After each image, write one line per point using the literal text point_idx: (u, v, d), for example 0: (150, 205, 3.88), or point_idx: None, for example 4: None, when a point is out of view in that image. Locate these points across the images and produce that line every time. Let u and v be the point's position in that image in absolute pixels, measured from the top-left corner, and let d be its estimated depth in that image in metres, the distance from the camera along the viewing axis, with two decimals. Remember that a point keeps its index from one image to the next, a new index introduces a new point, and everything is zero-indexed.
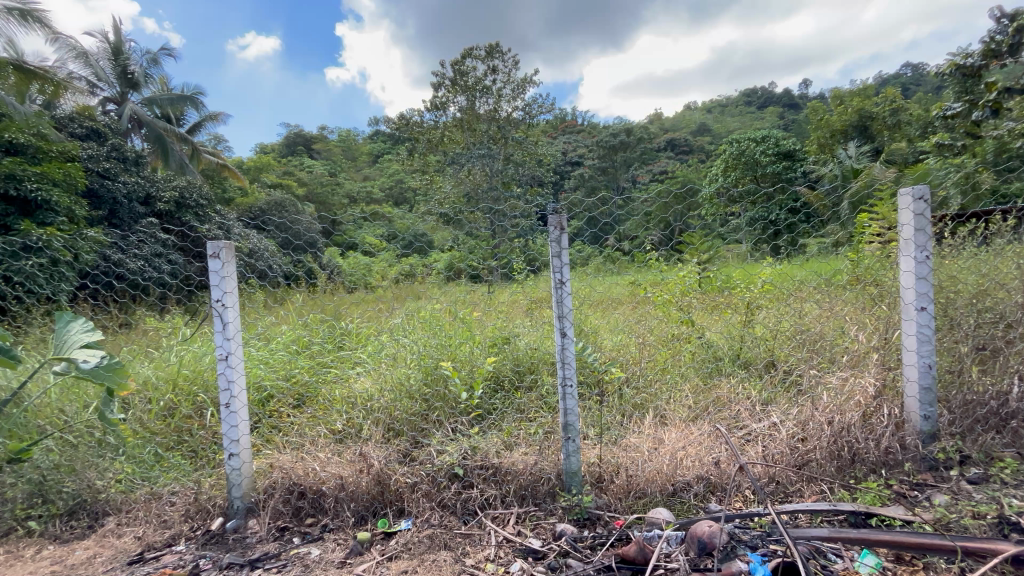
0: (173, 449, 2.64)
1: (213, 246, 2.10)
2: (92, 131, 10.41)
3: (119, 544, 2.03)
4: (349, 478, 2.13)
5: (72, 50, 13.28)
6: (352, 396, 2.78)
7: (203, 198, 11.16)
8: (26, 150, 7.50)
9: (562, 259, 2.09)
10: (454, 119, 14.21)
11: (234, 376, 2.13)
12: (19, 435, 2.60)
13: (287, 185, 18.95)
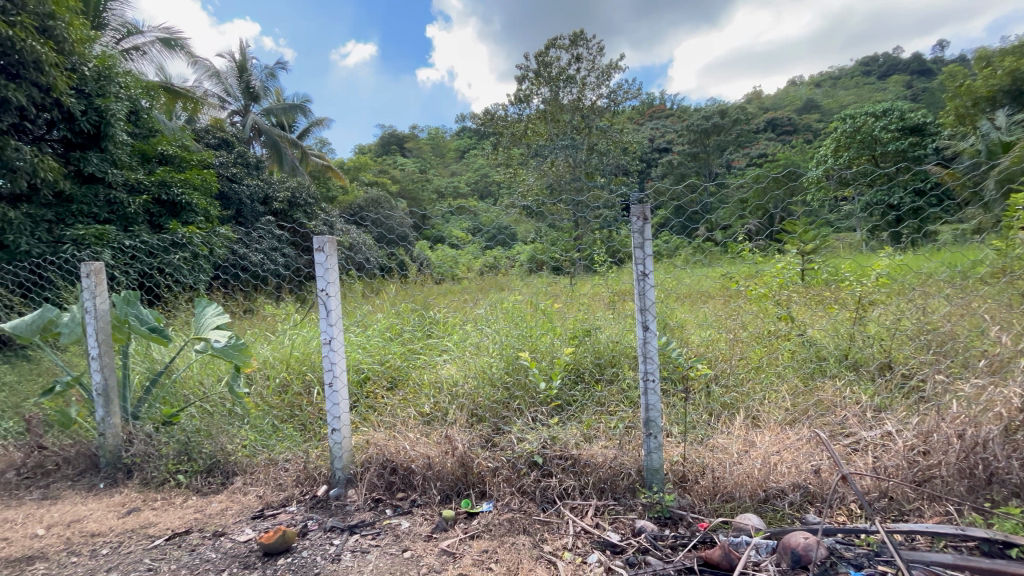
0: (287, 422, 2.98)
1: (318, 240, 2.34)
2: (222, 141, 11.93)
3: (245, 501, 2.33)
4: (436, 458, 2.27)
5: (207, 71, 15.24)
6: (439, 381, 2.94)
7: (311, 197, 12.31)
8: (174, 160, 8.85)
9: (645, 250, 2.03)
10: (538, 111, 14.20)
11: (337, 359, 2.35)
12: (171, 401, 3.10)
13: (382, 182, 20.32)
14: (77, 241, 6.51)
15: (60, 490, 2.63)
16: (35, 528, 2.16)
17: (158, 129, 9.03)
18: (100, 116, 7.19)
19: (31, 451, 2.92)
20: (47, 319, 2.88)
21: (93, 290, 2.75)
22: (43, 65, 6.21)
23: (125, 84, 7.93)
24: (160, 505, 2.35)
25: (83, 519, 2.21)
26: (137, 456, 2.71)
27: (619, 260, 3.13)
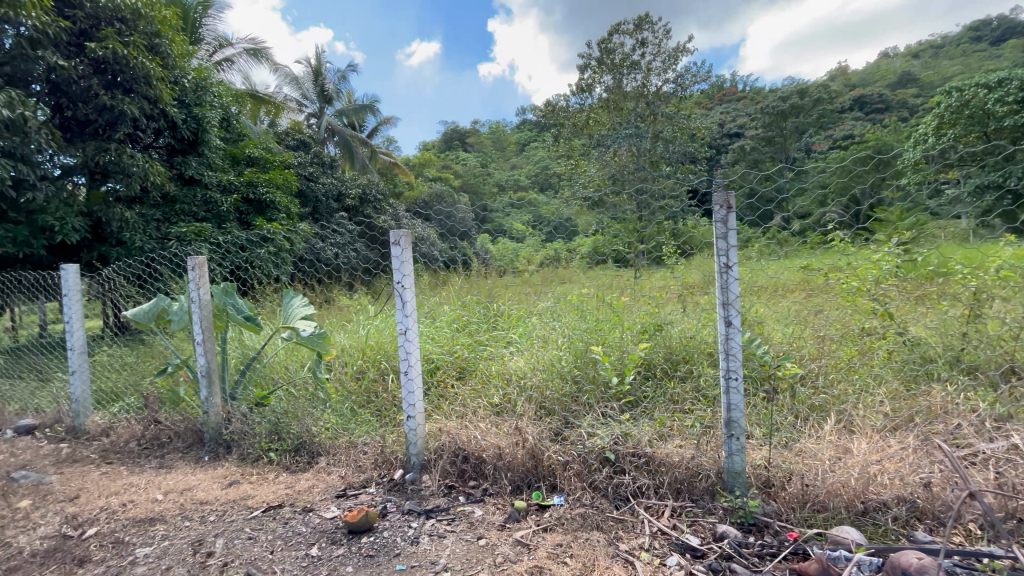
0: (364, 407, 3.13)
1: (394, 234, 2.42)
2: (300, 143, 12.73)
3: (329, 480, 2.49)
4: (506, 449, 2.29)
5: (286, 77, 16.32)
6: (507, 373, 2.96)
7: (380, 193, 12.86)
8: (259, 162, 9.56)
9: (728, 240, 1.92)
10: (601, 100, 13.87)
11: (411, 348, 2.43)
12: (262, 384, 3.37)
13: (446, 177, 20.83)
14: (180, 238, 7.23)
15: (173, 461, 2.94)
16: (155, 493, 2.43)
17: (246, 133, 9.80)
18: (197, 123, 7.91)
19: (149, 425, 3.29)
20: (161, 307, 3.22)
21: (197, 282, 3.03)
22: (151, 79, 6.93)
23: (217, 93, 8.68)
24: (256, 480, 2.56)
25: (193, 488, 2.46)
26: (235, 433, 2.97)
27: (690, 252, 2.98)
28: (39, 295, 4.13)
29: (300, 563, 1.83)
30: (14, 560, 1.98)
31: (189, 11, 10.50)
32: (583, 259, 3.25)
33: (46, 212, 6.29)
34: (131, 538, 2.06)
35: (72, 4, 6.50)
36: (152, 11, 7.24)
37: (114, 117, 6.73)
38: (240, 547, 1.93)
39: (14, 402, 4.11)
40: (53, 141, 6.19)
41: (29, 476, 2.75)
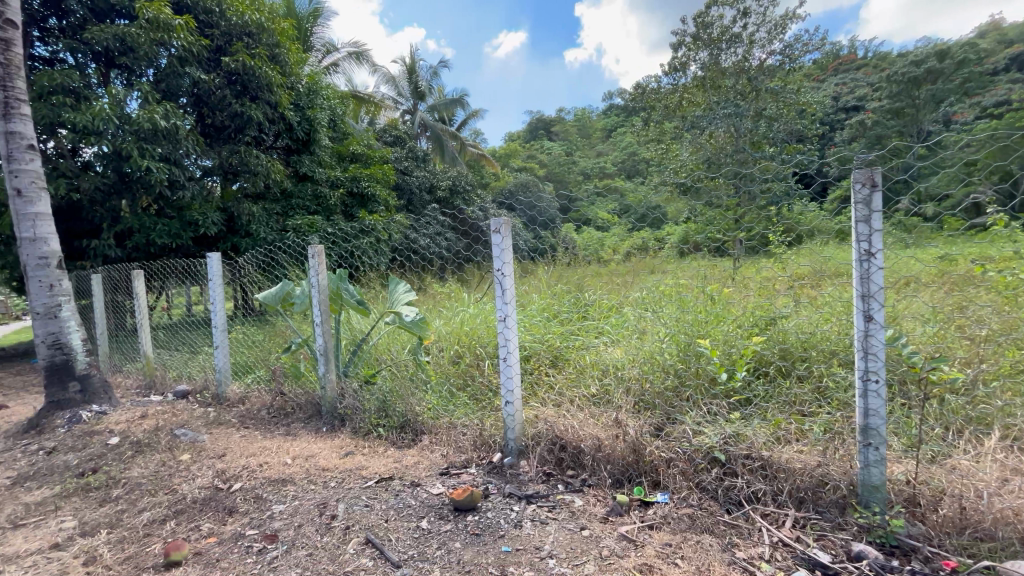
0: (462, 390, 3.24)
1: (494, 222, 2.45)
2: (396, 138, 13.45)
3: (433, 458, 2.61)
4: (606, 440, 2.25)
5: (384, 78, 17.32)
6: (603, 363, 2.87)
7: (469, 184, 13.18)
8: (361, 158, 10.24)
9: (871, 224, 1.69)
10: (695, 79, 12.95)
11: (510, 335, 2.45)
12: (370, 364, 3.63)
13: (530, 167, 20.93)
14: (296, 230, 7.97)
15: (297, 430, 3.28)
16: (284, 457, 2.72)
17: (349, 132, 10.60)
18: (309, 124, 8.65)
19: (276, 396, 3.69)
20: (286, 291, 3.59)
21: (316, 269, 3.31)
22: (272, 86, 7.70)
23: (326, 95, 9.44)
24: (368, 452, 2.77)
25: (315, 456, 2.71)
26: (348, 407, 3.24)
27: (796, 239, 2.57)
28: (187, 280, 4.79)
29: (412, 534, 1.93)
30: (179, 505, 2.34)
31: (302, 22, 11.52)
32: (671, 250, 2.88)
33: (192, 209, 7.28)
34: (268, 496, 2.32)
35: (211, 24, 7.44)
36: (272, 24, 8.05)
37: (243, 122, 7.58)
38: (358, 513, 2.09)
39: (172, 370, 4.85)
40: (197, 146, 7.15)
41: (187, 434, 3.21)
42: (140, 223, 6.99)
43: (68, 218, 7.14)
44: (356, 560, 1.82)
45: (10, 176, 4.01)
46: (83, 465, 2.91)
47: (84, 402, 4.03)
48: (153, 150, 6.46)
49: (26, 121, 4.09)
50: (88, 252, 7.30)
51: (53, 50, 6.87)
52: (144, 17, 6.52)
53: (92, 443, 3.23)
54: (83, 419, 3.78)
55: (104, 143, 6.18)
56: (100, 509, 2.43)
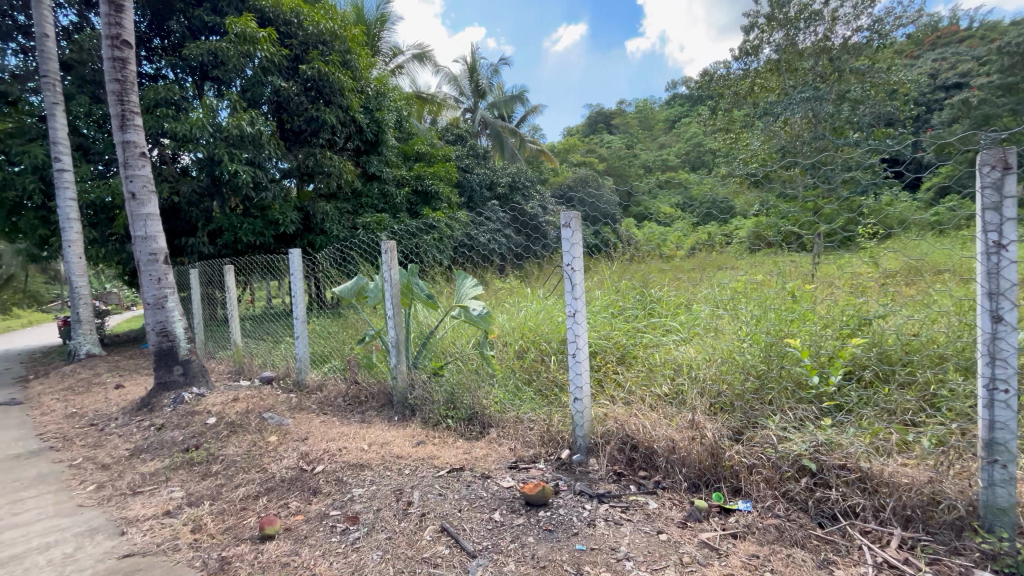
0: (528, 385, 3.22)
1: (564, 216, 2.42)
2: (458, 137, 13.71)
3: (501, 451, 2.64)
4: (681, 442, 2.16)
5: (446, 77, 17.72)
6: (676, 361, 2.72)
7: (529, 180, 13.16)
8: (425, 156, 10.53)
9: (1004, 213, 1.49)
10: (769, 62, 12.09)
11: (580, 331, 2.41)
12: (437, 356, 3.72)
13: (590, 162, 20.59)
14: (365, 227, 8.34)
15: (372, 418, 3.44)
16: (361, 443, 2.85)
17: (414, 132, 10.95)
18: (378, 126, 9.00)
19: (351, 384, 3.90)
20: (360, 285, 3.74)
21: (389, 264, 3.44)
22: (344, 90, 8.09)
23: (393, 97, 9.80)
24: (438, 442, 2.84)
25: (389, 443, 2.82)
26: (418, 398, 3.35)
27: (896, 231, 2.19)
28: (268, 274, 5.14)
29: (486, 526, 1.96)
30: (270, 482, 2.52)
31: (370, 27, 12.02)
32: (743, 242, 2.63)
33: (273, 209, 7.81)
34: (348, 479, 2.44)
35: (290, 34, 7.93)
36: (344, 32, 8.46)
37: (318, 126, 8.04)
38: (433, 501, 2.14)
39: (258, 357, 5.26)
40: (278, 150, 7.67)
41: (273, 417, 3.45)
42: (229, 222, 7.59)
43: (170, 218, 7.92)
44: (434, 547, 1.87)
45: (125, 181, 4.49)
46: (188, 441, 3.23)
47: (186, 384, 4.45)
48: (240, 155, 7.01)
49: (138, 130, 4.56)
50: (187, 249, 8.06)
51: (157, 66, 7.63)
52: (233, 33, 7.08)
53: (194, 422, 3.57)
54: (185, 399, 4.18)
55: (199, 149, 6.78)
56: (203, 481, 2.69)
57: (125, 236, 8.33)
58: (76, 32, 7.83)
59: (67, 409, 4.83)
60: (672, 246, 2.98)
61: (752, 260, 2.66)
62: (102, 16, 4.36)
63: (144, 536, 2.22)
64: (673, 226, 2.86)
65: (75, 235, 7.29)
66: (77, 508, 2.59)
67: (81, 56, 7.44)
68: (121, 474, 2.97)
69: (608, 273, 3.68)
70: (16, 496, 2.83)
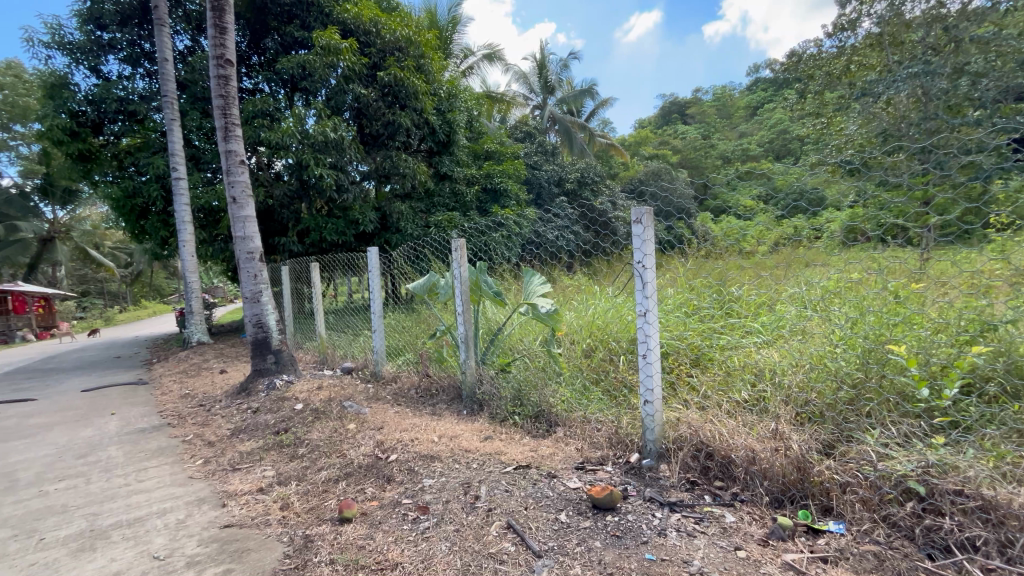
0: (596, 384, 3.15)
1: (636, 212, 2.33)
2: (526, 134, 13.75)
3: (568, 450, 2.61)
4: (762, 453, 2.02)
5: (516, 75, 17.83)
6: (757, 364, 2.54)
7: (598, 175, 12.89)
8: (495, 155, 10.67)
9: None
10: (869, 37, 10.87)
11: (651, 331, 2.32)
12: (505, 353, 3.77)
13: (662, 154, 19.80)
14: (437, 225, 8.61)
15: (442, 410, 3.56)
16: (432, 435, 2.95)
17: (484, 132, 11.14)
18: (449, 127, 9.27)
19: (423, 377, 4.05)
20: (432, 282, 3.88)
21: (459, 262, 3.52)
22: (417, 94, 8.40)
23: (464, 98, 10.02)
24: (505, 438, 2.87)
25: (458, 437, 2.89)
26: (486, 393, 3.42)
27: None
28: (350, 270, 5.46)
29: (552, 526, 1.95)
30: (349, 468, 2.69)
31: (443, 31, 12.36)
32: (836, 238, 2.24)
33: (354, 209, 8.27)
34: (420, 469, 2.54)
35: (369, 43, 8.36)
36: (418, 37, 8.77)
37: (394, 129, 8.43)
38: (499, 497, 2.17)
39: (340, 348, 5.63)
40: (358, 154, 8.12)
41: (352, 406, 3.67)
42: (315, 223, 8.17)
43: (265, 220, 8.67)
44: (499, 543, 1.89)
45: (227, 186, 4.97)
46: (279, 424, 3.53)
47: (278, 371, 4.85)
48: (325, 159, 7.53)
49: (239, 141, 5.02)
50: (279, 248, 8.80)
51: (255, 81, 8.37)
52: (319, 45, 7.60)
53: (283, 407, 3.89)
54: (277, 386, 4.56)
55: (290, 156, 7.36)
56: (291, 463, 2.92)
57: (228, 236, 9.26)
58: (189, 54, 8.80)
59: (182, 390, 5.48)
60: (752, 242, 2.51)
61: (847, 257, 2.28)
62: (210, 39, 4.86)
63: (241, 509, 2.45)
64: (755, 220, 2.44)
65: (188, 237, 8.21)
66: (188, 480, 2.92)
67: (193, 76, 8.35)
68: (224, 451, 3.30)
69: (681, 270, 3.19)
70: (141, 465, 3.24)
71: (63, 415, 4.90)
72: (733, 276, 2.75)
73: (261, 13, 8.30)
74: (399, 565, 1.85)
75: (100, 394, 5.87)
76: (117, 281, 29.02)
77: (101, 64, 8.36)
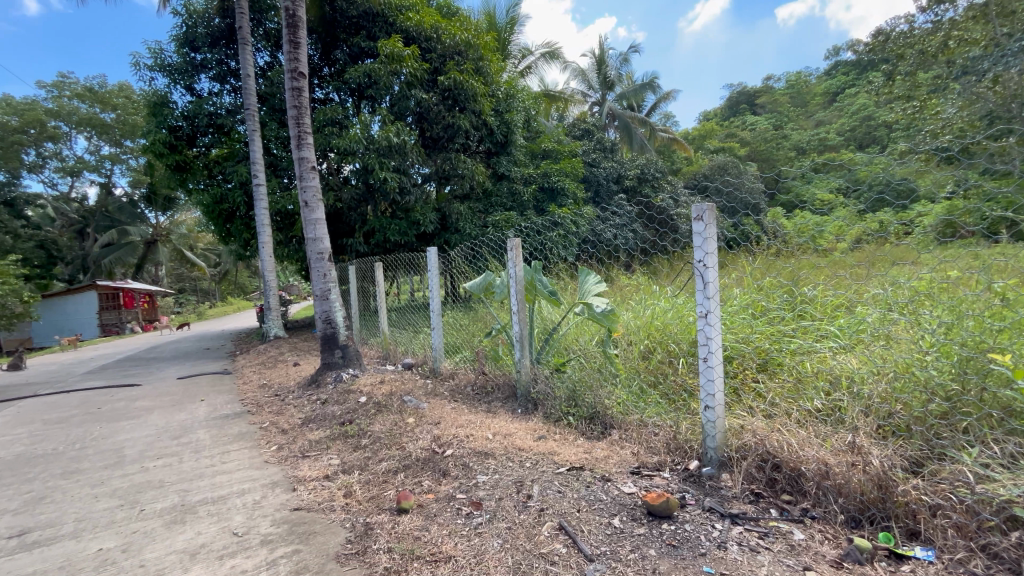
0: (654, 388, 3.05)
1: (697, 209, 2.23)
2: (585, 132, 13.58)
3: (623, 454, 2.56)
4: (836, 467, 1.87)
5: (574, 72, 17.69)
6: (833, 371, 2.34)
7: (659, 171, 12.49)
8: (552, 154, 10.63)
9: None
10: (973, 9, 9.70)
11: (713, 333, 2.21)
12: (560, 353, 3.76)
13: (730, 148, 18.85)
14: (495, 225, 8.70)
15: (497, 408, 3.61)
16: (487, 432, 2.99)
17: (542, 130, 11.14)
18: (507, 127, 9.36)
19: (479, 375, 4.13)
20: (488, 282, 3.93)
21: (514, 261, 3.53)
22: (476, 96, 8.54)
23: (522, 98, 10.08)
24: (559, 439, 2.86)
25: (513, 435, 2.91)
26: (541, 393, 3.43)
27: None
28: (411, 270, 5.65)
29: (604, 531, 1.92)
30: (407, 460, 2.79)
31: (501, 32, 12.49)
32: (929, 236, 2.02)
33: (415, 211, 8.55)
34: (475, 465, 2.58)
35: (430, 49, 8.61)
36: (477, 40, 8.90)
37: (453, 132, 8.64)
38: (552, 498, 2.16)
39: (402, 345, 5.86)
40: (419, 157, 8.40)
41: (412, 401, 3.81)
42: (381, 224, 8.51)
43: (334, 222, 9.18)
44: (551, 544, 1.88)
45: (300, 191, 5.31)
46: (344, 416, 3.74)
47: (345, 365, 5.11)
48: (388, 163, 7.86)
49: (310, 148, 5.35)
50: (347, 248, 9.29)
51: (326, 91, 8.89)
52: (384, 54, 7.91)
53: (349, 399, 4.10)
54: (343, 379, 4.83)
55: (357, 160, 7.74)
56: (355, 452, 3.08)
57: (301, 238, 9.91)
58: (269, 70, 9.50)
59: (261, 380, 5.93)
60: (830, 238, 2.31)
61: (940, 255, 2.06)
62: (285, 54, 5.21)
63: (309, 495, 2.61)
64: (831, 215, 2.26)
65: (267, 239, 8.87)
66: (265, 464, 3.16)
67: (272, 89, 9.00)
68: (296, 439, 3.54)
69: (749, 268, 2.95)
70: (225, 448, 3.55)
71: (162, 400, 5.47)
72: (804, 276, 2.55)
73: (331, 27, 8.78)
74: (452, 558, 1.89)
75: (192, 382, 6.49)
76: (208, 279, 31.90)
77: (194, 82, 9.21)
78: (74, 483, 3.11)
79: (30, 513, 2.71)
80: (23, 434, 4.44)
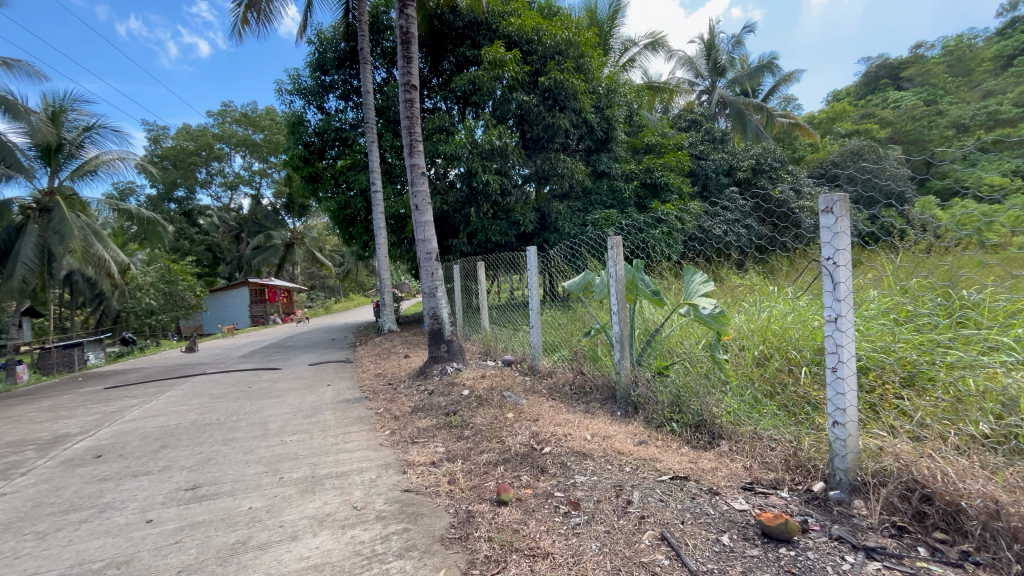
0: (770, 399, 2.77)
1: (825, 200, 1.99)
2: (692, 122, 12.80)
3: (733, 467, 2.37)
4: (1012, 507, 1.57)
5: (680, 61, 16.79)
6: (1008, 393, 1.97)
7: (777, 160, 11.35)
8: (656, 148, 10.19)
9: None
10: None
11: (844, 341, 1.96)
12: (663, 356, 3.58)
13: (867, 130, 16.44)
14: (595, 224, 8.55)
15: (595, 409, 3.56)
16: (585, 433, 2.96)
17: (644, 124, 10.74)
18: (608, 123, 9.17)
19: (578, 374, 4.10)
20: (587, 280, 3.88)
21: (614, 259, 3.46)
22: (577, 94, 8.46)
23: (623, 93, 9.82)
24: (661, 445, 2.74)
25: (612, 438, 2.85)
26: (641, 396, 3.32)
27: None
28: (511, 269, 5.79)
29: (711, 548, 1.80)
30: (507, 454, 2.87)
31: (602, 27, 12.28)
32: None
33: (516, 211, 8.74)
34: (573, 465, 2.57)
35: (532, 51, 8.73)
36: (578, 37, 8.84)
37: (553, 131, 8.71)
38: (654, 507, 2.08)
39: (502, 341, 6.03)
40: (520, 158, 8.59)
41: (512, 397, 3.89)
42: (483, 224, 8.82)
43: (440, 224, 9.74)
44: (653, 553, 1.81)
45: (411, 196, 5.70)
46: (449, 407, 3.95)
47: (449, 359, 5.41)
48: (490, 165, 8.15)
49: (421, 154, 5.73)
50: (452, 248, 9.78)
51: (435, 101, 9.45)
52: (488, 61, 8.15)
53: (453, 392, 4.33)
54: (448, 372, 5.11)
55: (462, 164, 8.13)
56: (459, 442, 3.25)
57: (411, 239, 10.65)
58: (385, 84, 10.36)
59: (377, 370, 6.50)
60: (1002, 231, 1.90)
61: None
62: (400, 69, 5.63)
63: (418, 478, 2.81)
64: (1005, 202, 1.87)
65: (382, 240, 9.67)
66: (380, 446, 3.46)
67: (388, 102, 9.80)
68: (406, 425, 3.83)
69: (890, 268, 2.46)
70: (346, 429, 3.94)
71: (297, 383, 6.25)
72: (966, 275, 2.10)
73: (439, 39, 9.31)
74: (550, 555, 1.91)
75: (320, 368, 7.32)
76: (333, 278, 35.64)
77: (324, 102, 10.36)
78: (231, 449, 3.68)
79: (201, 471, 3.27)
80: (196, 405, 5.36)
